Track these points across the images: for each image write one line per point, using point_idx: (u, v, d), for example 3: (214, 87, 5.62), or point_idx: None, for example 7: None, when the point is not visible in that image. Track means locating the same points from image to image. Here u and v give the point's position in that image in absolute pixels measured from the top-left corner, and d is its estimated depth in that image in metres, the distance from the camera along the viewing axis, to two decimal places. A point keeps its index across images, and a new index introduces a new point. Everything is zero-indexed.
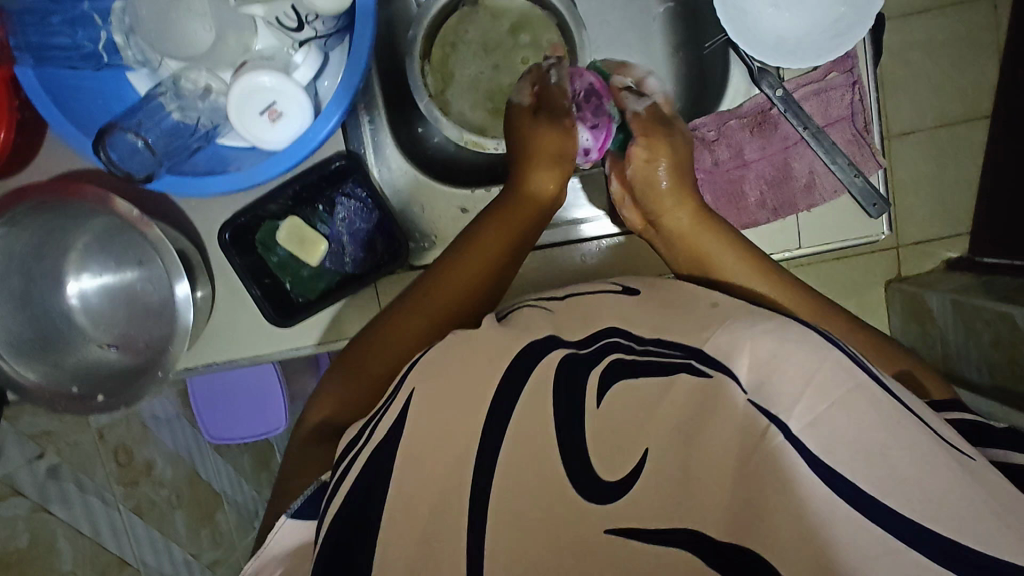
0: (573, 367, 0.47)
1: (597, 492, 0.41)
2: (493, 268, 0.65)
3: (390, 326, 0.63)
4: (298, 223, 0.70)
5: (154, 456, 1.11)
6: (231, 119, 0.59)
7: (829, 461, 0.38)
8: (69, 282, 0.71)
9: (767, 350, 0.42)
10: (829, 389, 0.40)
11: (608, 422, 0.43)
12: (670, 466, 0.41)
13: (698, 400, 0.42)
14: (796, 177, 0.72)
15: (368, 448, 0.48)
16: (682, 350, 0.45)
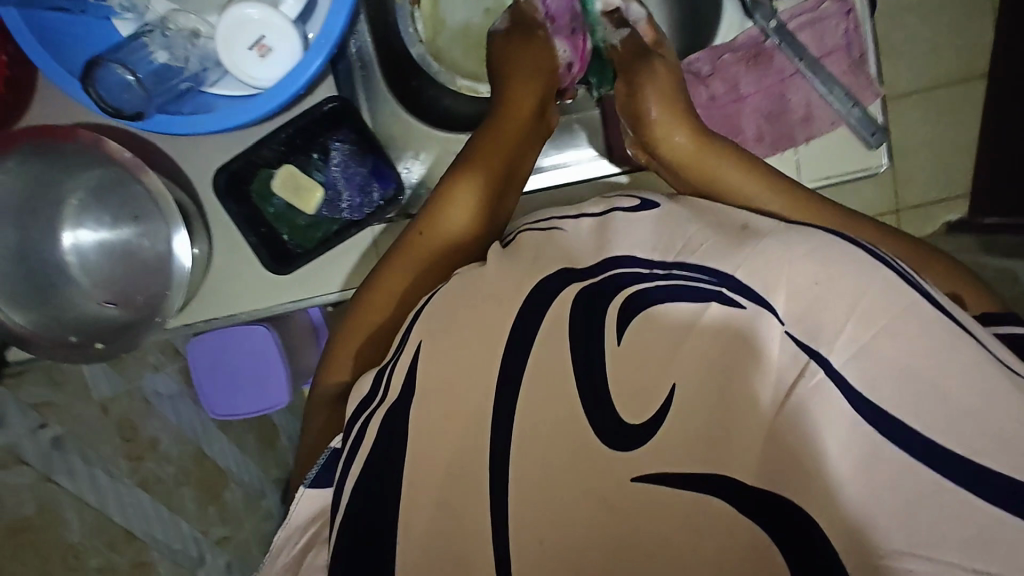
0: (593, 300, 0.44)
1: (614, 435, 0.40)
2: (486, 205, 0.65)
3: (386, 266, 0.62)
4: (292, 170, 0.70)
5: (159, 433, 1.07)
6: (222, 59, 0.59)
7: (874, 399, 0.38)
8: (64, 233, 0.70)
9: (810, 277, 0.42)
10: (874, 317, 0.40)
11: (630, 359, 0.41)
12: (700, 403, 0.39)
13: (732, 334, 0.40)
14: (793, 110, 0.71)
15: (385, 404, 0.47)
16: (715, 277, 0.43)
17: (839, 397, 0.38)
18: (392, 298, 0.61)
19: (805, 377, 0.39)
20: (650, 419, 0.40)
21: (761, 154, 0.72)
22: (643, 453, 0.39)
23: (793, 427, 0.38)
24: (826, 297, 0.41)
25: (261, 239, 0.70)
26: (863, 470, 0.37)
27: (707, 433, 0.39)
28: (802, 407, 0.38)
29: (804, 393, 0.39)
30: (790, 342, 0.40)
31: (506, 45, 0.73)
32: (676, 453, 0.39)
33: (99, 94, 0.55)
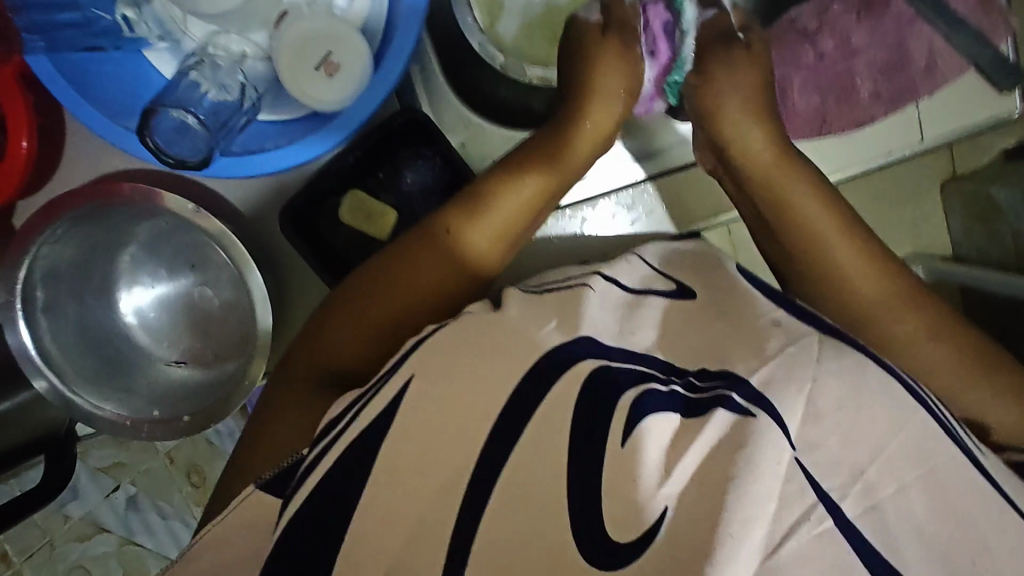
0: (606, 380, 0.37)
1: (599, 551, 0.32)
2: (445, 282, 0.54)
3: (344, 317, 0.53)
4: (360, 196, 0.63)
5: (226, 472, 0.92)
6: (287, 84, 0.52)
7: (897, 563, 0.33)
8: (121, 298, 0.64)
9: (834, 400, 0.37)
10: (913, 460, 0.36)
11: (624, 471, 0.33)
12: (691, 538, 0.30)
13: (733, 456, 0.32)
14: (914, 61, 0.62)
15: (344, 437, 0.43)
16: (721, 378, 0.37)
17: (846, 545, 0.33)
18: (384, 318, 0.53)
19: (808, 522, 0.33)
20: (633, 541, 0.31)
21: (880, 113, 0.64)
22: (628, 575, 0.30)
23: (776, 573, 0.31)
24: (851, 423, 0.36)
25: (337, 276, 0.63)
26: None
27: (695, 563, 0.30)
28: (793, 557, 0.31)
29: (802, 539, 0.32)
30: (799, 472, 0.33)
31: (580, 33, 0.61)
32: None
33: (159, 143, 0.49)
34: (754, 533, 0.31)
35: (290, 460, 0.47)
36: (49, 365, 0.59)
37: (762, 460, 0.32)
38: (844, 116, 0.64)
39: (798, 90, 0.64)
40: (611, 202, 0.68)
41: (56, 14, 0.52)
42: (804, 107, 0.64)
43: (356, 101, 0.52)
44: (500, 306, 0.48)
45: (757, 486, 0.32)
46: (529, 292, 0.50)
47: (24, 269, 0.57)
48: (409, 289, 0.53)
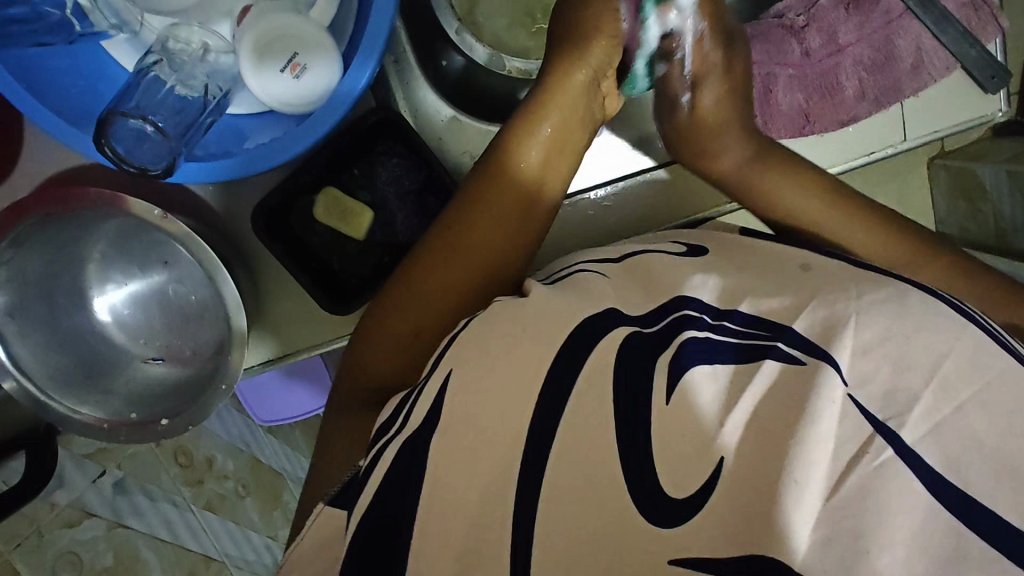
0: (641, 348, 0.41)
1: (659, 511, 0.34)
2: (511, 219, 0.55)
3: (385, 321, 0.53)
4: (336, 194, 0.62)
5: (213, 451, 1.03)
6: (251, 86, 0.50)
7: (961, 482, 0.32)
8: (94, 298, 0.63)
9: (877, 331, 0.38)
10: (955, 386, 0.35)
11: (673, 424, 0.36)
12: (751, 478, 0.33)
13: (787, 396, 0.35)
14: (901, 58, 0.62)
15: (403, 433, 0.45)
16: (770, 330, 0.40)
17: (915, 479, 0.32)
18: (411, 322, 0.53)
19: (868, 455, 0.33)
20: (694, 491, 0.34)
21: (864, 112, 0.62)
22: (692, 528, 0.33)
23: (847, 509, 0.32)
24: (893, 356, 0.37)
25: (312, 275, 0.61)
26: (932, 560, 0.30)
27: (759, 502, 0.32)
28: (858, 491, 0.32)
29: (863, 474, 0.33)
30: (853, 407, 0.35)
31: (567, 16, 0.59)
32: (718, 532, 0.32)
33: (120, 152, 0.47)
34: (818, 470, 0.33)
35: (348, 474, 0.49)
36: (19, 369, 0.58)
37: (821, 400, 0.34)
38: (828, 115, 0.62)
39: (783, 87, 0.63)
40: (619, 185, 0.67)
41: None
42: (787, 105, 0.63)
43: (323, 103, 0.50)
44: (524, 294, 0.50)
45: (814, 427, 0.33)
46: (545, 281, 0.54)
47: None
48: (431, 289, 0.53)
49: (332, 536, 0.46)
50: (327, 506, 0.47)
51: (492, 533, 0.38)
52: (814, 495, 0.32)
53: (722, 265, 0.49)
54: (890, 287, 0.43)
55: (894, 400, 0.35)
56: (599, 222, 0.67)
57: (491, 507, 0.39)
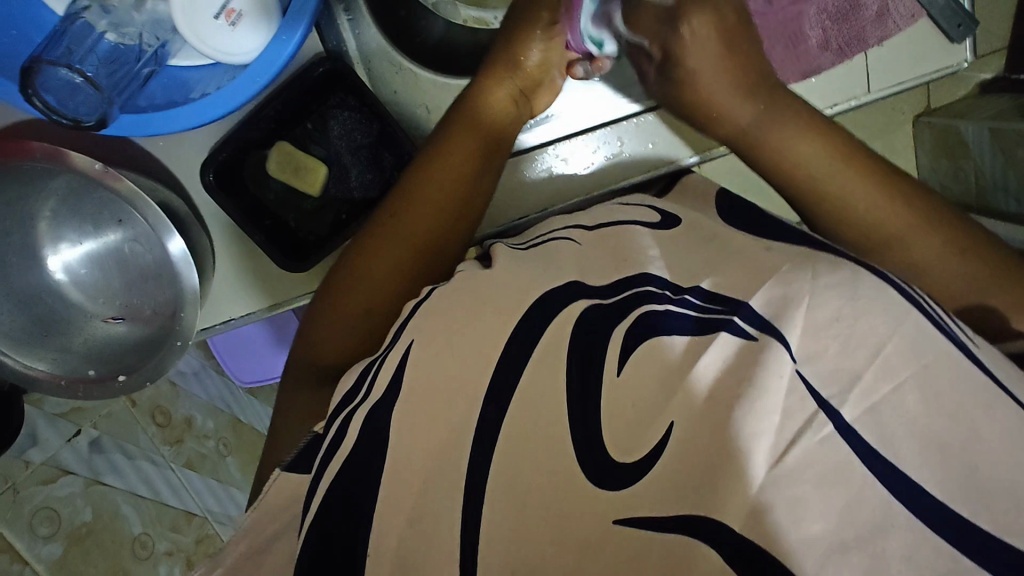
0: (599, 317, 0.41)
1: (608, 476, 0.35)
2: (452, 194, 0.57)
3: (347, 290, 0.54)
4: (286, 149, 0.61)
5: (193, 411, 1.04)
6: (180, 30, 0.47)
7: (891, 457, 0.33)
8: (49, 257, 0.63)
9: (832, 312, 0.38)
10: (897, 367, 0.36)
11: (624, 394, 0.37)
12: (700, 445, 0.34)
13: (743, 366, 0.35)
14: (865, 6, 0.60)
15: (364, 406, 0.43)
16: (726, 304, 0.40)
17: (850, 450, 0.33)
18: (368, 298, 0.54)
19: (811, 429, 0.34)
20: (643, 457, 0.35)
21: (827, 63, 0.61)
22: (638, 489, 0.34)
23: (789, 480, 0.32)
24: (847, 334, 0.37)
25: (262, 230, 0.60)
26: (859, 525, 0.31)
27: (712, 462, 0.33)
28: (800, 462, 0.33)
29: (806, 447, 0.33)
30: (801, 384, 0.35)
31: None
32: (663, 495, 0.33)
33: (47, 102, 0.46)
34: (764, 442, 0.33)
35: (304, 441, 0.48)
36: None
37: (768, 374, 0.34)
38: (790, 64, 0.61)
39: None
40: (588, 138, 0.65)
41: None
42: None
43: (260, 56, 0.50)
44: (489, 265, 0.51)
45: (765, 399, 0.34)
46: (519, 247, 0.54)
47: None
48: (379, 265, 0.55)
49: (285, 501, 0.45)
50: (284, 474, 0.46)
51: (435, 488, 0.38)
52: (762, 458, 0.33)
53: (685, 236, 0.49)
54: (847, 268, 0.42)
55: (842, 375, 0.36)
56: (566, 182, 0.65)
57: (433, 464, 0.39)
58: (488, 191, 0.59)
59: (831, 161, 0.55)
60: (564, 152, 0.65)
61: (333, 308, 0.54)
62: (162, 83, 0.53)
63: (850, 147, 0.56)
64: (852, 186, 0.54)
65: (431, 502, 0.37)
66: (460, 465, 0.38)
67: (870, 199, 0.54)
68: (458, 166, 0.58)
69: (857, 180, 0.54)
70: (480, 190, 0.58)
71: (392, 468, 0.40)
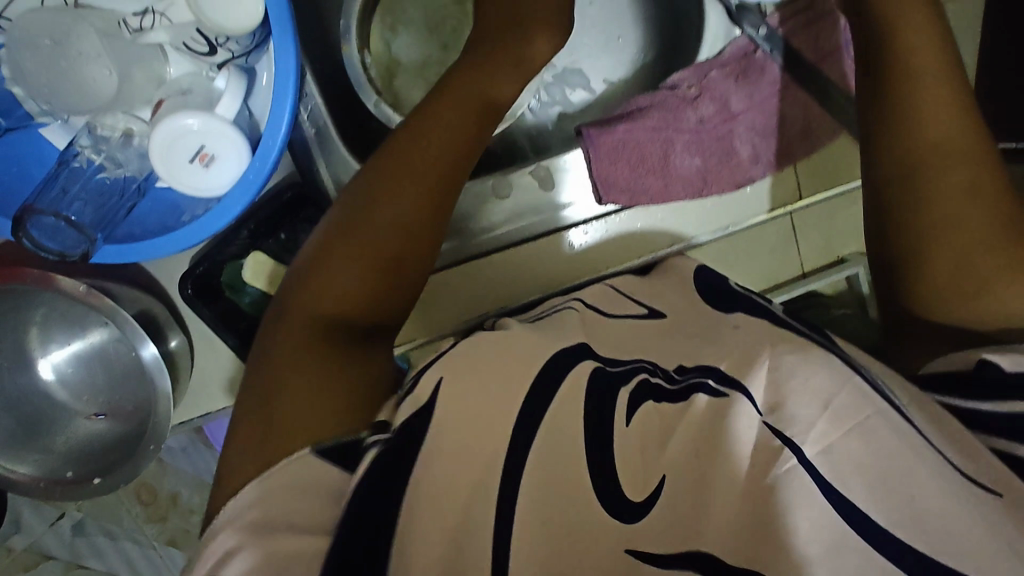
0: (603, 383, 0.45)
1: (626, 510, 0.39)
2: (433, 190, 0.53)
3: (313, 289, 0.49)
4: (261, 259, 0.65)
5: (179, 487, 1.00)
6: (159, 172, 0.53)
7: (841, 488, 0.35)
8: (40, 360, 0.67)
9: (786, 370, 0.41)
10: (845, 415, 0.38)
11: (629, 441, 0.42)
12: (685, 492, 0.39)
13: (712, 425, 0.40)
14: (790, 124, 0.65)
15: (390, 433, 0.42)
16: (697, 371, 0.45)
17: (816, 490, 0.35)
18: (333, 301, 0.49)
19: (774, 464, 0.36)
20: (646, 497, 0.40)
21: (759, 175, 0.65)
22: (640, 526, 0.38)
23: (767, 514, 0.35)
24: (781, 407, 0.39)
25: (239, 334, 0.66)
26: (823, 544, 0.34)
27: (704, 500, 0.38)
28: (768, 491, 0.36)
29: (773, 481, 0.36)
30: (773, 437, 0.38)
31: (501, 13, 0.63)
32: (659, 537, 0.37)
33: (35, 240, 0.51)
34: (736, 474, 0.38)
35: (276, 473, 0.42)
36: None
37: (739, 424, 0.38)
38: (725, 178, 0.65)
39: (680, 151, 0.66)
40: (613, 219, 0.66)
41: None
42: (686, 169, 0.65)
43: (232, 190, 0.54)
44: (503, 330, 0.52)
45: (739, 448, 0.38)
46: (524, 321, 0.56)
47: None
48: (345, 256, 0.50)
49: (316, 483, 0.40)
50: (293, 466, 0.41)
51: None
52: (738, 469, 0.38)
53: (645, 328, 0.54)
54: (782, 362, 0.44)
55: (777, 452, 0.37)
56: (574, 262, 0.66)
57: None
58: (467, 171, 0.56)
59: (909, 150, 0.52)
60: (589, 230, 0.66)
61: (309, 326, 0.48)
62: (148, 209, 0.58)
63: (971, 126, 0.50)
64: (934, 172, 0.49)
65: None
66: None
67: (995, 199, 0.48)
68: (440, 160, 0.54)
69: (974, 170, 0.49)
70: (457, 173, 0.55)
71: None
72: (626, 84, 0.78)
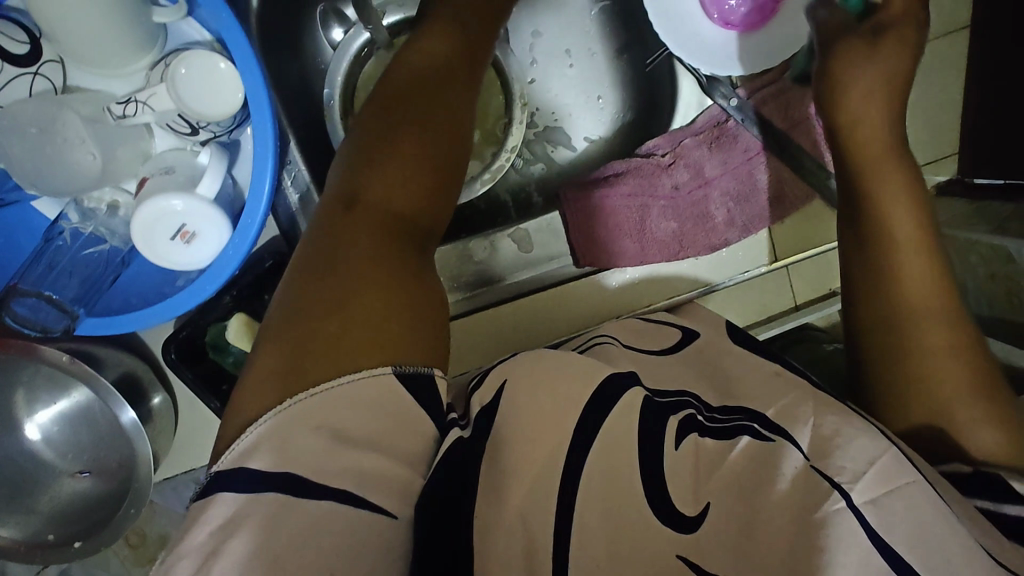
0: (658, 409, 0.44)
1: (676, 522, 0.38)
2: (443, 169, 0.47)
3: (324, 274, 0.41)
4: (243, 319, 0.66)
5: (167, 528, 1.03)
6: (140, 248, 0.54)
7: (889, 539, 0.35)
8: (26, 423, 0.68)
9: (833, 426, 0.41)
10: (892, 472, 0.38)
11: (677, 467, 0.41)
12: (737, 516, 0.38)
13: (763, 463, 0.40)
14: (763, 189, 0.67)
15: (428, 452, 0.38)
16: (742, 413, 0.45)
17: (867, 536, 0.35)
18: (350, 286, 0.40)
19: (830, 500, 0.36)
20: (698, 514, 0.38)
21: (734, 238, 0.66)
22: (702, 539, 0.37)
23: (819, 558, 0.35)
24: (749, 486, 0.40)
25: (221, 396, 0.67)
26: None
27: (751, 532, 0.37)
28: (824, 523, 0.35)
29: (829, 517, 0.35)
30: (819, 477, 0.38)
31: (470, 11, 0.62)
32: (726, 558, 0.36)
33: (18, 318, 0.54)
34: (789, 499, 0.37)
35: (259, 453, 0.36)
36: None
37: (789, 463, 0.39)
38: (700, 241, 0.66)
39: (656, 216, 0.67)
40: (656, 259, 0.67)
41: None
42: (662, 234, 0.66)
43: (214, 262, 0.56)
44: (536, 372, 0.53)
45: (786, 483, 0.38)
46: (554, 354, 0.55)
47: None
48: (365, 235, 0.43)
49: (382, 401, 0.38)
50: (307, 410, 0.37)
51: None
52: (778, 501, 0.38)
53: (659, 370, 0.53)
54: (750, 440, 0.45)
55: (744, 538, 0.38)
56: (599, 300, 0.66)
57: None
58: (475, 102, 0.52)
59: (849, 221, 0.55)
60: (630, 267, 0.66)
61: (330, 272, 0.41)
62: (130, 280, 0.59)
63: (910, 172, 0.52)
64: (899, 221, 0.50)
65: None
66: None
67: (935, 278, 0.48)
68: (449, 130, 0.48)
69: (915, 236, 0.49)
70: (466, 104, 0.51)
71: None
72: (606, 141, 0.79)
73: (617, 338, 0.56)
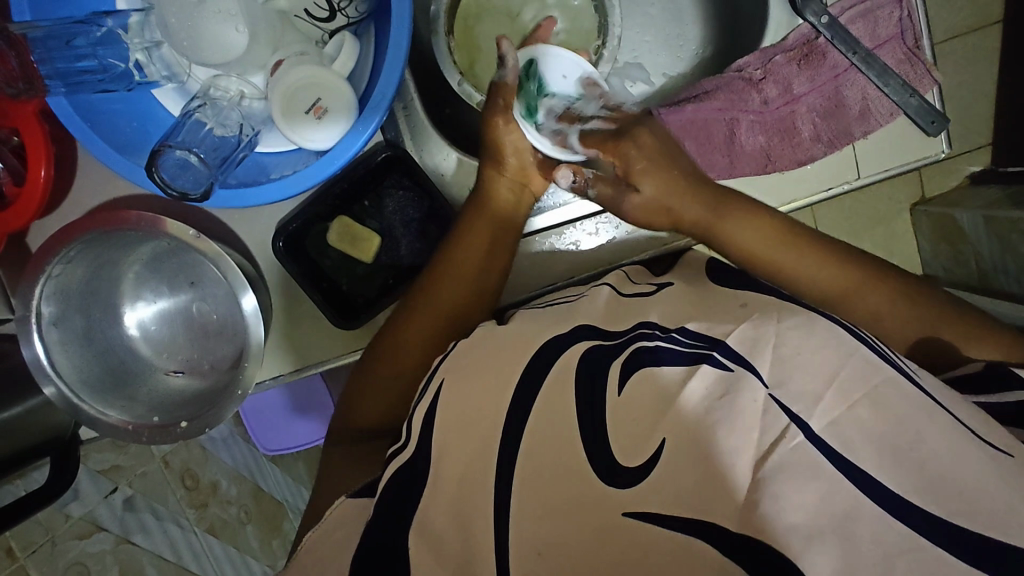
0: (596, 359, 0.45)
1: (620, 476, 0.38)
2: (454, 305, 0.63)
3: (369, 379, 0.62)
4: (346, 223, 0.69)
5: (218, 476, 1.06)
6: (278, 122, 0.57)
7: (851, 457, 0.36)
8: (126, 312, 0.69)
9: (794, 346, 0.41)
10: (851, 387, 0.39)
11: (626, 410, 0.41)
12: (687, 463, 0.37)
13: (724, 400, 0.38)
14: (849, 105, 0.69)
15: (397, 462, 0.48)
16: (708, 341, 0.43)
17: (820, 458, 0.35)
18: (385, 392, 0.61)
19: (781, 439, 0.36)
20: (643, 463, 0.38)
21: (820, 153, 0.68)
22: (646, 491, 0.37)
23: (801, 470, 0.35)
24: None
25: (323, 293, 0.68)
26: (826, 510, 0.34)
27: (702, 472, 0.36)
28: (773, 467, 0.35)
29: (781, 454, 0.36)
30: (774, 406, 0.38)
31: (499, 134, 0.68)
32: (671, 496, 0.36)
33: (165, 179, 0.55)
34: (740, 457, 0.36)
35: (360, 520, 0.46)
36: (57, 375, 0.65)
37: (745, 399, 0.38)
38: (788, 153, 0.68)
39: (745, 130, 0.70)
40: (607, 218, 0.70)
41: (71, 60, 0.58)
42: (751, 146, 0.70)
43: (338, 139, 0.58)
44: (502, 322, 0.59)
45: (740, 422, 0.37)
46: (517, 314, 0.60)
47: (38, 288, 0.63)
48: (395, 360, 0.61)
49: (342, 522, 0.49)
50: (342, 503, 0.50)
51: (477, 499, 0.41)
52: (743, 469, 0.36)
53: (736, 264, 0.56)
54: None
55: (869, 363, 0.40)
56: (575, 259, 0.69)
57: (472, 476, 0.42)
58: (497, 259, 0.65)
59: (765, 230, 0.63)
60: (589, 227, 0.69)
61: (371, 376, 0.62)
62: (246, 167, 0.61)
63: (772, 224, 0.63)
64: (738, 235, 0.63)
65: (477, 520, 0.40)
66: (496, 476, 0.41)
67: (804, 252, 0.61)
68: (467, 267, 0.64)
69: (782, 255, 0.62)
70: (494, 263, 0.65)
71: (442, 475, 0.44)
72: (684, 77, 0.83)
73: (613, 284, 0.59)
